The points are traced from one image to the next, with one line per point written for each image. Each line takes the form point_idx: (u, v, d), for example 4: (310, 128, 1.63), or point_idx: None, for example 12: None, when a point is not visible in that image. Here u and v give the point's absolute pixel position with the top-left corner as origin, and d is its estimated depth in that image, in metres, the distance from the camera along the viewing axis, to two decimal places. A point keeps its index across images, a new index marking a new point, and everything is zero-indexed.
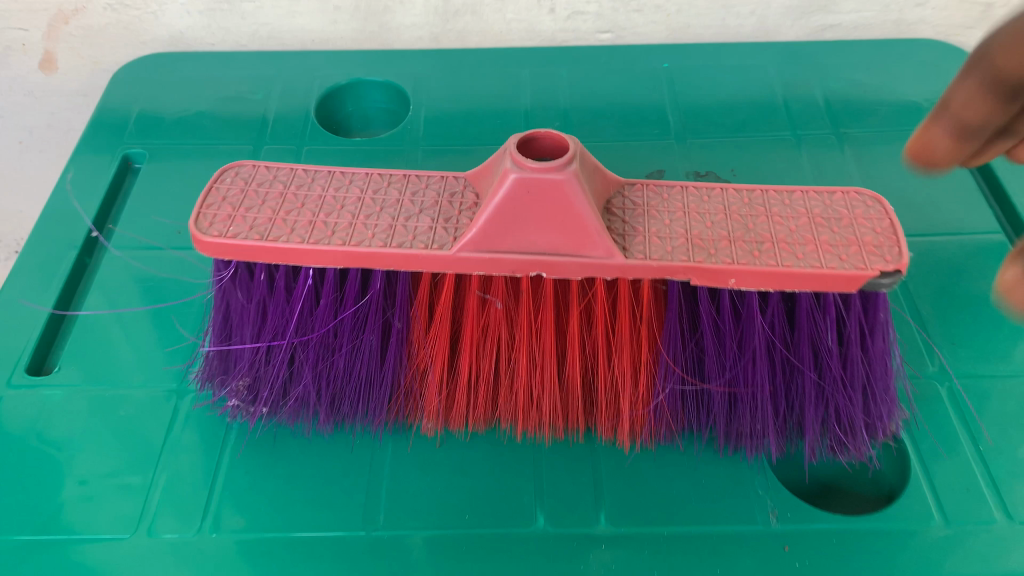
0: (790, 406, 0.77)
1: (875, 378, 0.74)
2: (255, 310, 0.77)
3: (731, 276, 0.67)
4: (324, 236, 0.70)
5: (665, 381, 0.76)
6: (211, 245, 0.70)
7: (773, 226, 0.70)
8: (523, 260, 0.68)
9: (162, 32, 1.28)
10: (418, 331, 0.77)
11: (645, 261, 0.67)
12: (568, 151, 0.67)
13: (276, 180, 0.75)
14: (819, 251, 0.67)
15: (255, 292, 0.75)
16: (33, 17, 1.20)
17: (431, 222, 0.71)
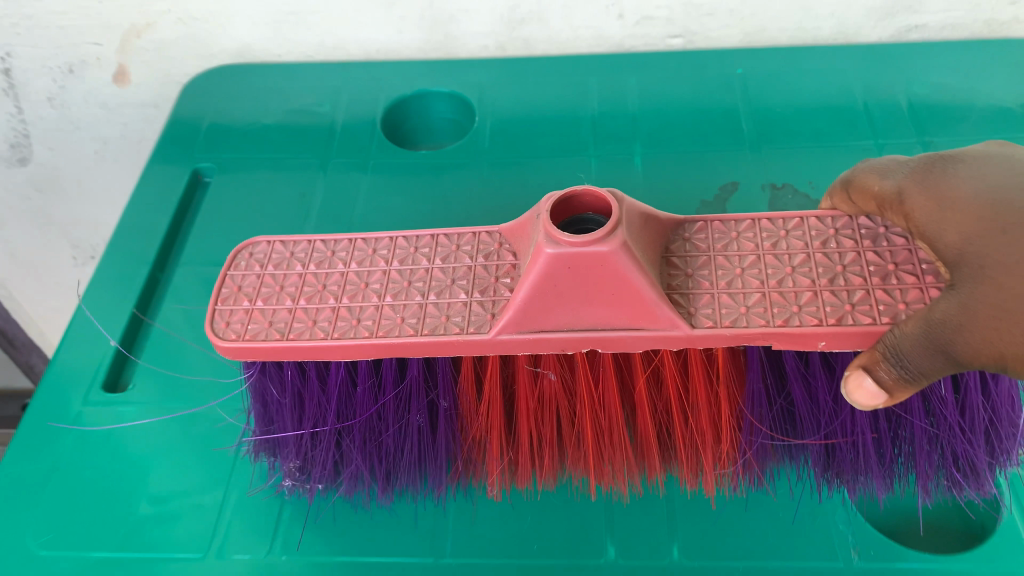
0: (898, 448, 0.67)
1: (1002, 423, 0.63)
2: (291, 402, 0.70)
3: (820, 339, 0.56)
4: (344, 327, 0.60)
5: (746, 434, 0.68)
6: (230, 349, 0.61)
7: (866, 266, 0.58)
8: (573, 339, 0.58)
9: (187, 62, 1.06)
10: (469, 403, 0.70)
11: (719, 328, 0.56)
12: (614, 215, 0.55)
13: (290, 259, 0.66)
14: (926, 298, 0.55)
15: (289, 385, 0.68)
16: (49, 72, 1.04)
17: (465, 296, 0.60)
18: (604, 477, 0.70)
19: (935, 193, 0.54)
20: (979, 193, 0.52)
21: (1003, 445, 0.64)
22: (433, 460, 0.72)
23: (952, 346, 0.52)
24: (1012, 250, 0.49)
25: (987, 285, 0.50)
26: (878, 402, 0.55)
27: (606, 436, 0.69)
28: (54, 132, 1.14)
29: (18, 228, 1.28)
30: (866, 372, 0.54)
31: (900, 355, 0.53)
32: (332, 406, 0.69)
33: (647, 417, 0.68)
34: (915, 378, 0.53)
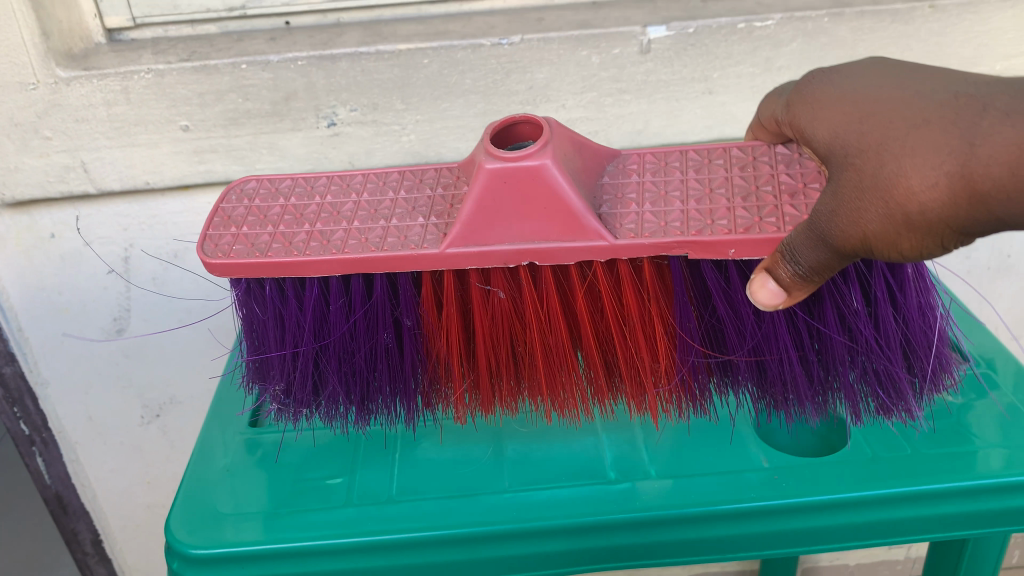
0: (824, 369, 0.61)
1: (916, 339, 0.58)
2: (267, 320, 0.61)
3: (729, 245, 0.53)
4: (327, 241, 0.56)
5: (686, 355, 0.62)
6: (222, 268, 0.56)
7: (783, 186, 0.55)
8: (515, 252, 0.55)
9: (206, 190, 0.78)
10: (436, 327, 0.62)
11: (640, 239, 0.54)
12: (544, 143, 0.53)
13: (278, 197, 0.61)
14: None
15: (267, 303, 0.60)
16: (161, 257, 0.82)
17: (423, 221, 0.57)
18: (559, 402, 0.63)
19: (813, 98, 0.52)
20: (853, 91, 0.50)
21: (923, 363, 0.58)
22: (399, 390, 0.64)
23: (829, 235, 0.47)
24: (871, 130, 0.46)
25: (854, 168, 0.47)
26: (779, 300, 0.50)
27: (555, 353, 0.62)
28: (90, 373, 0.89)
29: (101, 406, 0.91)
30: (768, 274, 0.50)
31: (792, 250, 0.48)
32: (307, 323, 0.60)
33: (591, 339, 0.61)
34: (811, 276, 0.48)
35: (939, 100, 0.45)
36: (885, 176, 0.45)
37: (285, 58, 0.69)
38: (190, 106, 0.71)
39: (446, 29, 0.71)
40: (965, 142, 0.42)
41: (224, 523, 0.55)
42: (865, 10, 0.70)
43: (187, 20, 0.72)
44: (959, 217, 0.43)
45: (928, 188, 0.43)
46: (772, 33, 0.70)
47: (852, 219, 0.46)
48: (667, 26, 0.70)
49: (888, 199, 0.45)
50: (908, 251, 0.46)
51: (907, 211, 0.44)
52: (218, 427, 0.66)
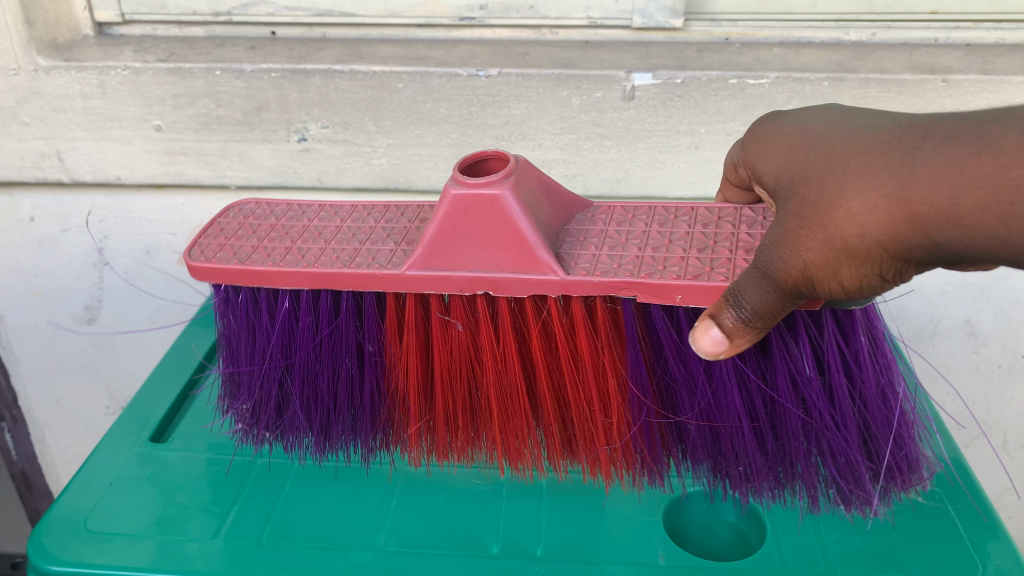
0: (780, 446, 0.49)
1: (875, 425, 0.46)
2: (237, 330, 0.52)
3: (677, 290, 0.41)
4: (299, 253, 0.47)
5: (639, 416, 0.50)
6: (200, 274, 0.47)
7: (745, 242, 0.43)
8: (472, 279, 0.44)
9: (179, 193, 0.77)
10: (397, 358, 0.51)
11: (589, 275, 0.42)
12: (507, 173, 0.42)
13: (273, 216, 0.51)
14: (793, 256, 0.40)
15: (235, 306, 0.51)
16: (133, 252, 0.82)
17: (392, 245, 0.47)
18: (513, 456, 0.52)
19: (755, 133, 0.42)
20: (794, 121, 0.40)
21: (885, 447, 0.46)
22: (357, 422, 0.54)
23: (771, 266, 0.36)
24: (816, 156, 0.37)
25: (797, 194, 0.37)
26: (722, 354, 0.39)
27: (510, 402, 0.50)
28: (60, 357, 0.89)
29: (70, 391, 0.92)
30: (711, 317, 0.38)
31: (736, 289, 0.37)
32: (274, 338, 0.51)
33: (545, 388, 0.50)
34: (757, 322, 0.37)
35: (882, 127, 0.35)
36: (824, 198, 0.35)
37: (258, 69, 0.67)
38: (164, 106, 0.70)
39: (426, 55, 0.69)
40: (906, 161, 0.33)
41: (83, 543, 0.49)
42: (869, 79, 0.65)
43: (174, 21, 0.72)
44: (904, 243, 0.33)
45: (867, 210, 0.33)
46: (766, 92, 0.66)
47: (792, 246, 0.36)
48: (653, 74, 0.66)
49: (827, 223, 0.35)
50: (850, 281, 0.35)
51: (845, 235, 0.34)
52: (115, 438, 0.57)
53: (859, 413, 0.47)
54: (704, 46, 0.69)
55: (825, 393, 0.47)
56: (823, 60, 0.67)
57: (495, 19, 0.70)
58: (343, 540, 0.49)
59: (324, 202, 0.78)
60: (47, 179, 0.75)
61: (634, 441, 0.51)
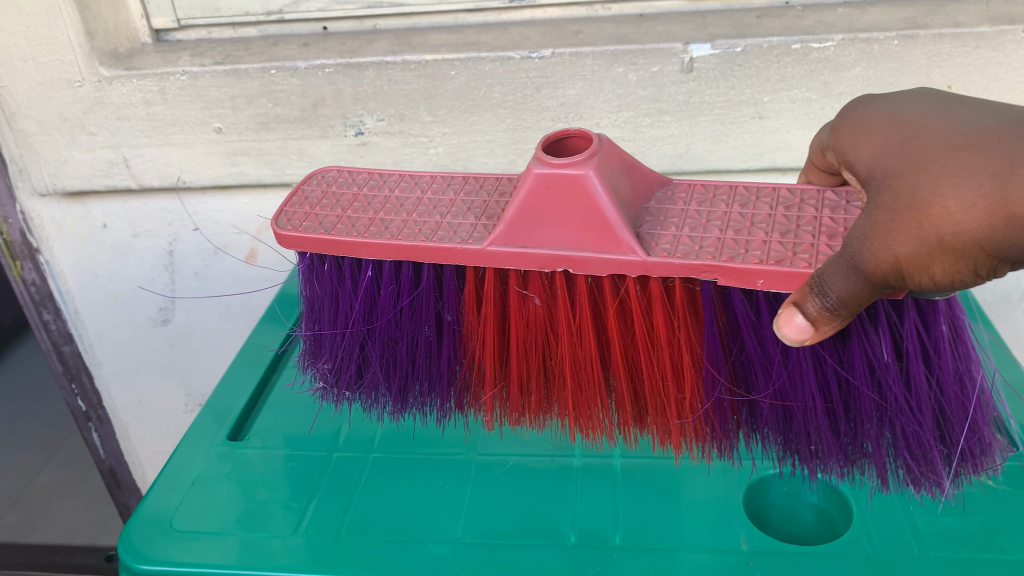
0: (852, 427, 0.47)
1: (949, 410, 0.43)
2: (321, 296, 0.53)
3: (759, 275, 0.39)
4: (380, 227, 0.46)
5: (713, 393, 0.48)
6: (287, 242, 0.48)
7: (828, 226, 0.41)
8: (550, 257, 0.43)
9: (242, 193, 0.78)
10: (473, 327, 0.51)
11: (669, 258, 0.41)
12: (593, 153, 0.41)
13: (355, 184, 0.51)
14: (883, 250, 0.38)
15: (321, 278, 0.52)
16: (201, 252, 0.83)
17: (471, 220, 0.46)
18: (585, 422, 0.52)
19: (848, 118, 0.41)
20: (887, 110, 0.39)
21: (958, 433, 0.43)
22: (436, 383, 0.55)
23: (859, 258, 0.35)
24: (913, 149, 0.35)
25: (889, 186, 0.35)
26: (807, 343, 0.37)
27: (585, 371, 0.50)
28: (138, 356, 0.92)
29: (149, 388, 0.94)
30: (795, 305, 0.37)
31: (821, 276, 0.36)
32: (357, 304, 0.52)
33: (620, 360, 0.49)
34: (842, 311, 0.36)
35: (987, 122, 0.34)
36: (921, 192, 0.34)
37: (313, 65, 0.68)
38: (223, 108, 0.71)
39: (478, 40, 0.68)
40: (1007, 161, 0.32)
41: (167, 541, 0.50)
42: (943, 34, 0.62)
43: (228, 23, 0.73)
44: (1001, 243, 0.32)
45: (964, 209, 0.32)
46: (831, 56, 0.63)
47: (880, 237, 0.34)
48: (712, 44, 0.64)
49: (920, 218, 0.33)
50: (943, 277, 0.34)
51: (940, 230, 0.33)
52: (193, 438, 0.58)
53: (936, 399, 0.44)
54: (764, 12, 0.67)
55: (902, 377, 0.44)
56: (891, 18, 0.64)
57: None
58: (422, 533, 0.49)
59: None
60: (116, 186, 0.77)
61: (705, 417, 0.49)
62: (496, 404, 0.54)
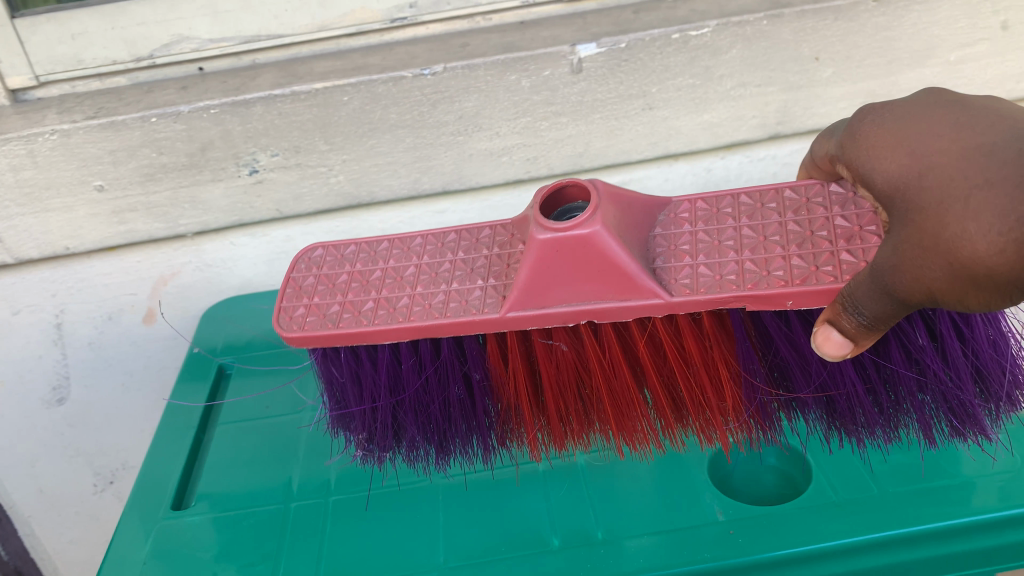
0: (893, 398, 0.50)
1: (988, 373, 0.47)
2: (341, 377, 0.51)
3: (787, 296, 0.43)
4: (392, 307, 0.48)
5: (752, 397, 0.51)
6: (297, 342, 0.48)
7: (841, 231, 0.44)
8: (573, 312, 0.46)
9: (133, 251, 0.74)
10: (505, 379, 0.51)
11: (694, 294, 0.44)
12: (595, 211, 0.44)
13: (346, 262, 0.52)
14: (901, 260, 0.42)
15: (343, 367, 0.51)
16: (92, 319, 0.78)
17: (482, 282, 0.48)
18: (631, 440, 0.52)
19: (865, 131, 0.42)
20: (903, 126, 0.40)
21: (997, 387, 0.47)
22: (474, 428, 0.54)
23: (893, 288, 0.39)
24: (941, 180, 0.37)
25: (918, 221, 0.38)
26: (849, 355, 0.43)
27: (623, 398, 0.50)
28: (33, 444, 0.84)
29: (49, 475, 0.87)
30: (829, 323, 0.43)
31: (852, 297, 0.41)
32: (381, 380, 0.51)
33: (657, 387, 0.50)
34: (878, 326, 0.41)
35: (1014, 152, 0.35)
36: (949, 233, 0.36)
37: (196, 108, 0.65)
38: (102, 164, 0.67)
39: (366, 63, 0.67)
40: None
41: None
42: (806, 11, 0.66)
43: (93, 74, 0.68)
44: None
45: (994, 253, 0.34)
46: (709, 41, 0.66)
47: (913, 274, 0.38)
48: (597, 43, 0.65)
49: (952, 258, 0.36)
50: (976, 306, 0.38)
51: (975, 270, 0.36)
52: (129, 516, 0.55)
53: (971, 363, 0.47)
54: (639, 7, 0.69)
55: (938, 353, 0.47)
56: None
57: (427, 15, 0.69)
58: (405, 564, 0.49)
59: (284, 234, 0.75)
60: None
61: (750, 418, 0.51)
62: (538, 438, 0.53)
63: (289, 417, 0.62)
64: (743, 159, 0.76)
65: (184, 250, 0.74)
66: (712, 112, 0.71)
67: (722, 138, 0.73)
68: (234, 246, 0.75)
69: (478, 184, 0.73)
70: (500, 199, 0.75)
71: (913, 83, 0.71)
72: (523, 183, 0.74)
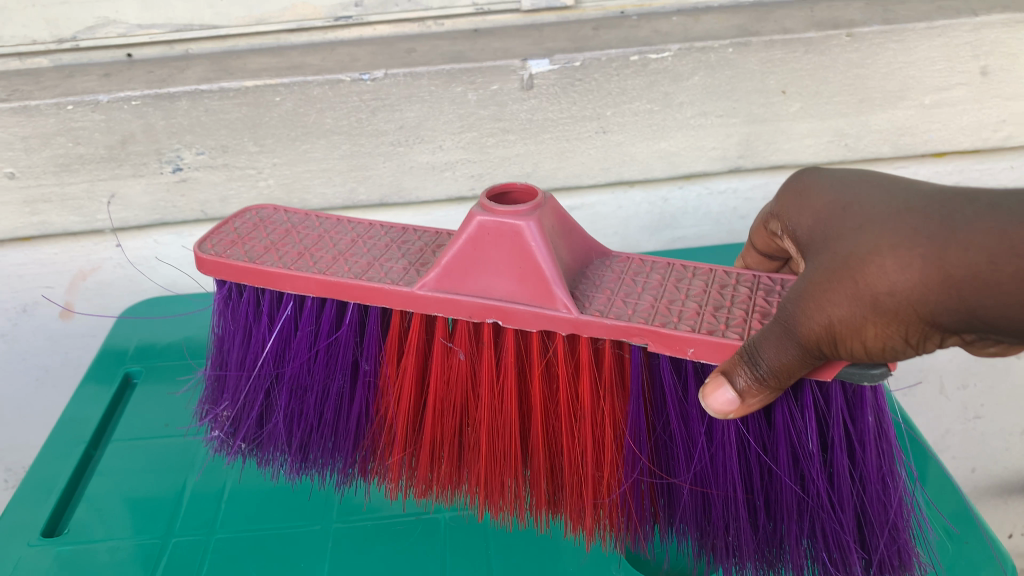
0: (771, 523, 0.43)
1: (871, 510, 0.41)
2: (234, 332, 0.49)
3: (689, 343, 0.36)
4: (309, 259, 0.42)
5: (633, 474, 0.44)
6: (208, 267, 0.43)
7: (761, 308, 0.38)
8: (482, 307, 0.39)
9: (49, 242, 0.69)
10: (393, 380, 0.47)
11: (603, 317, 0.38)
12: (539, 207, 0.39)
13: (290, 221, 0.47)
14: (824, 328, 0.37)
15: (239, 316, 0.47)
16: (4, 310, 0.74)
17: (405, 263, 0.42)
18: (495, 499, 0.46)
19: (794, 187, 0.40)
20: (829, 176, 0.38)
21: (878, 536, 0.41)
22: (340, 448, 0.50)
23: (794, 323, 0.33)
24: (855, 211, 0.34)
25: (826, 249, 0.34)
26: (733, 408, 0.36)
27: (502, 436, 0.45)
28: None
29: None
30: (725, 376, 0.35)
31: (753, 345, 0.34)
32: (269, 344, 0.47)
33: (540, 428, 0.45)
34: (772, 379, 0.34)
35: (928, 188, 0.32)
36: (856, 253, 0.32)
37: (116, 98, 0.60)
38: (14, 151, 0.62)
39: (303, 63, 0.63)
40: (947, 223, 0.30)
41: None
42: (774, 42, 0.61)
43: (12, 53, 0.63)
44: (941, 308, 0.30)
45: (903, 270, 0.30)
46: (669, 66, 0.62)
47: (816, 300, 0.33)
48: (550, 60, 0.61)
49: (855, 279, 0.32)
50: (877, 348, 0.32)
51: (876, 291, 0.31)
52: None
53: (858, 496, 0.42)
54: (600, 24, 0.65)
55: (824, 472, 0.41)
56: (724, 26, 0.64)
57: (374, 16, 0.64)
58: None
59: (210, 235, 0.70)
60: None
61: (622, 504, 0.45)
62: (403, 474, 0.49)
63: (187, 439, 0.58)
64: (703, 190, 0.72)
65: (106, 246, 0.70)
66: (669, 140, 0.67)
67: (680, 168, 0.69)
68: (157, 245, 0.71)
69: (420, 198, 0.69)
70: (442, 214, 0.71)
71: (882, 124, 0.67)
72: (467, 200, 0.70)
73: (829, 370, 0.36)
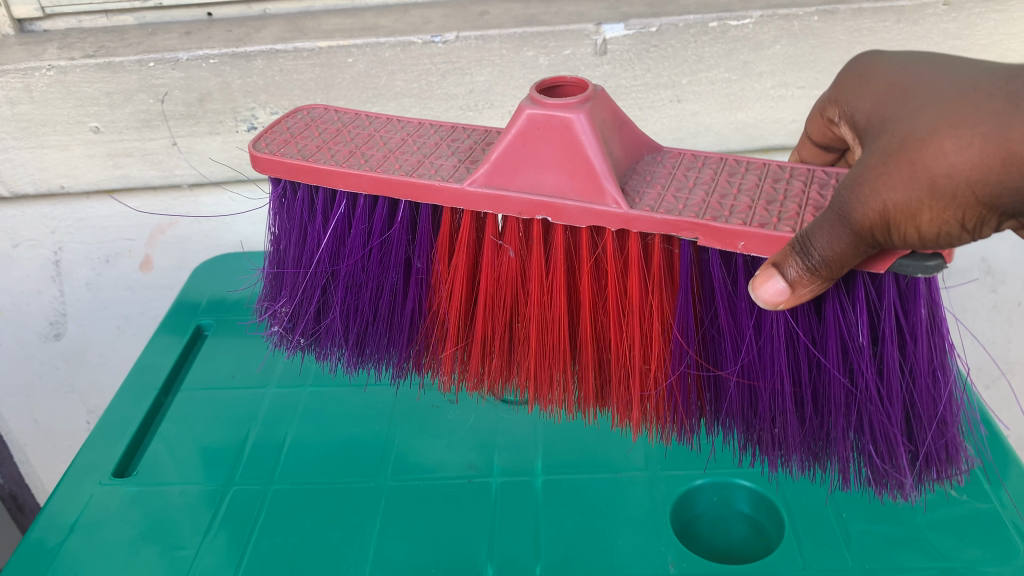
0: (819, 419, 0.42)
1: (919, 404, 0.39)
2: (290, 230, 0.48)
3: (739, 236, 0.35)
4: (359, 155, 0.42)
5: (679, 365, 0.43)
6: (263, 165, 0.44)
7: (815, 202, 0.36)
8: (530, 202, 0.38)
9: (131, 194, 0.72)
10: (445, 277, 0.47)
11: (654, 212, 0.36)
12: (588, 100, 0.38)
13: (340, 121, 0.46)
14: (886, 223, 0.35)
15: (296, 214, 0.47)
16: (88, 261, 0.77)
17: (455, 160, 0.42)
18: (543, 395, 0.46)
19: (851, 72, 0.38)
20: (891, 59, 0.37)
21: (927, 432, 0.40)
22: (394, 341, 0.50)
23: (849, 210, 0.32)
24: (915, 91, 0.33)
25: (885, 132, 0.33)
26: (782, 301, 0.35)
27: (551, 330, 0.45)
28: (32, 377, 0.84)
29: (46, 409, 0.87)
30: (776, 269, 0.34)
31: (805, 236, 0.33)
32: (325, 243, 0.47)
33: (587, 327, 0.44)
34: (824, 270, 0.33)
35: (991, 66, 0.31)
36: (917, 133, 0.31)
37: (195, 56, 0.61)
38: (98, 106, 0.64)
39: (376, 24, 0.63)
40: (1010, 98, 0.29)
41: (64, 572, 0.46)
42: (862, 10, 0.59)
43: (100, 10, 0.65)
44: (998, 186, 0.30)
45: (962, 148, 0.30)
46: (750, 34, 0.60)
47: (871, 183, 0.31)
48: (625, 24, 0.59)
49: (914, 159, 0.31)
50: (932, 235, 0.31)
51: (933, 173, 0.30)
52: (73, 475, 0.53)
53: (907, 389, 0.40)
54: None
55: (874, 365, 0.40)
56: None
57: None
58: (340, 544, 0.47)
59: None
60: None
61: (670, 394, 0.44)
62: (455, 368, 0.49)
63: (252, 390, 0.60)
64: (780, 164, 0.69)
65: (183, 201, 0.73)
66: (747, 112, 0.64)
67: (756, 141, 0.67)
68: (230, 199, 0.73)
69: None
70: None
71: None
72: None
73: (883, 263, 0.34)
